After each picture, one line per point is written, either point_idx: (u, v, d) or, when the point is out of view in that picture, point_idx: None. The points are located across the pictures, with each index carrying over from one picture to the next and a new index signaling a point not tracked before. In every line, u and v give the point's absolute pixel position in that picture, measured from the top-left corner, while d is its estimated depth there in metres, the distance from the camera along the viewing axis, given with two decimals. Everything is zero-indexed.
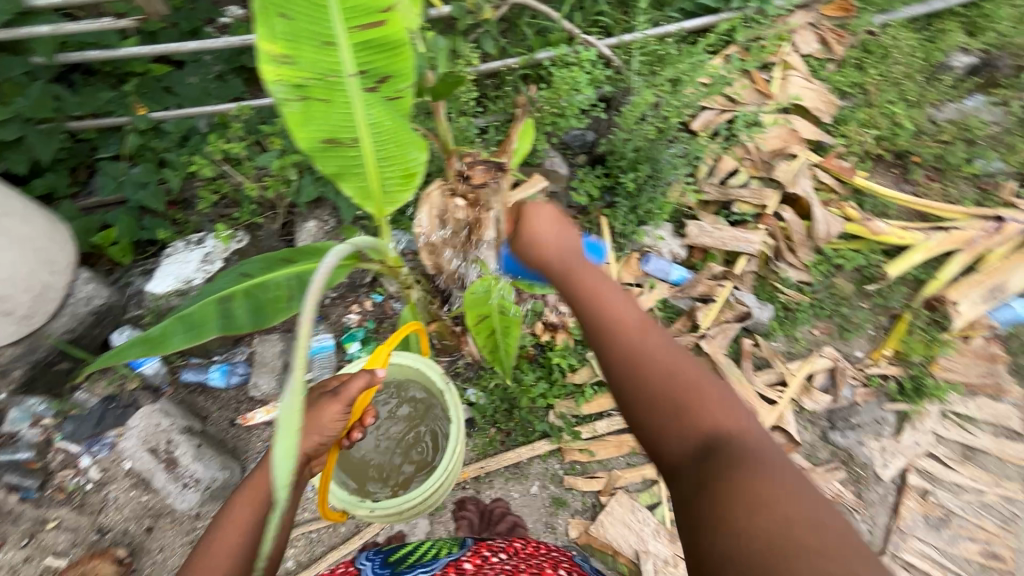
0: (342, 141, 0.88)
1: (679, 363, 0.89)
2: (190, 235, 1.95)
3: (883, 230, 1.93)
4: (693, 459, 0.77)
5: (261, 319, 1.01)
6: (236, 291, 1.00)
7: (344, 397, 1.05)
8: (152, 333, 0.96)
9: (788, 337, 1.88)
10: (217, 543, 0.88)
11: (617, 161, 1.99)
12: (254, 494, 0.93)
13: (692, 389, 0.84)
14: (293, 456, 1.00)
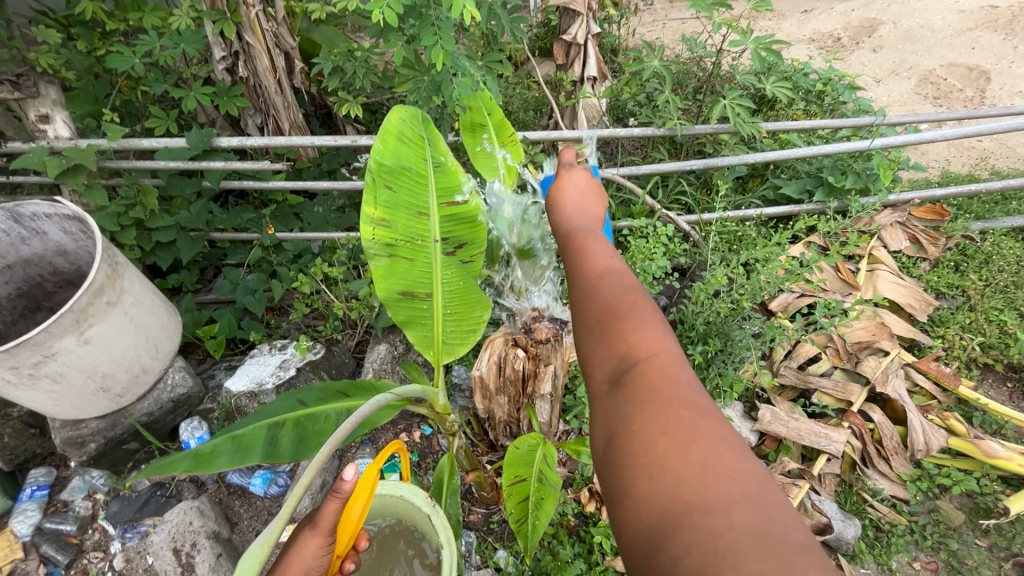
0: (414, 294, 0.99)
1: (623, 303, 0.78)
2: (277, 340, 2.13)
3: (999, 454, 1.67)
4: (611, 382, 0.70)
5: (301, 453, 0.99)
6: (286, 420, 1.02)
7: (322, 527, 0.83)
8: (201, 451, 0.94)
9: (880, 566, 1.59)
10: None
11: (686, 331, 1.98)
12: None
13: (645, 328, 0.73)
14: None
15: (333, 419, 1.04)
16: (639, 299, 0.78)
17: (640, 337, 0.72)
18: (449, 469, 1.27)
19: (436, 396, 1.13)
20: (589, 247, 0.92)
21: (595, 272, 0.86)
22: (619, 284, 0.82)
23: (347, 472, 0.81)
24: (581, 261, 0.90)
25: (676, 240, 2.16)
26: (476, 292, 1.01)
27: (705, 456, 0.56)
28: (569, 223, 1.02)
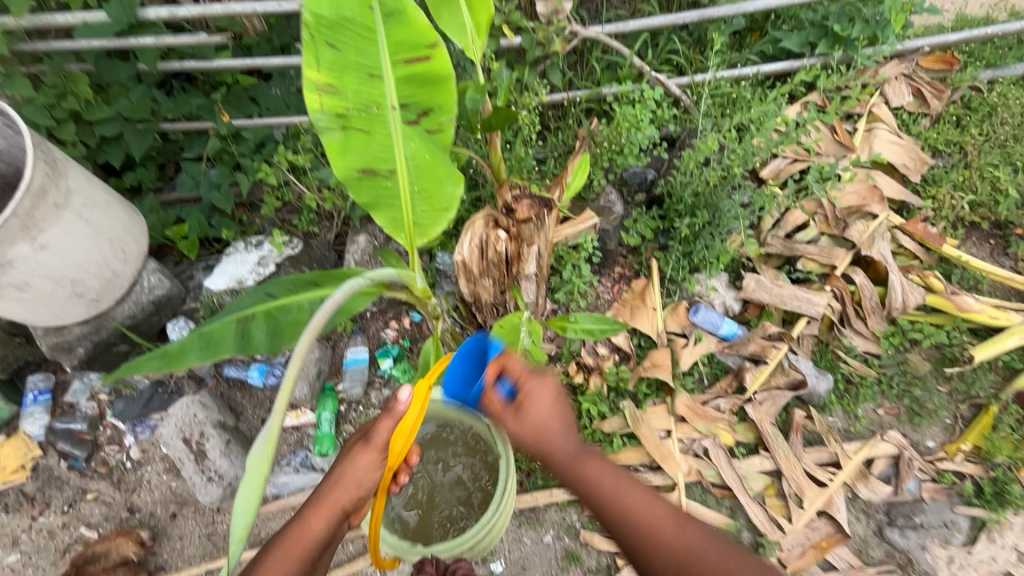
0: (375, 172, 0.92)
1: (649, 519, 0.90)
2: (251, 237, 2.05)
3: (971, 306, 1.73)
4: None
5: (276, 342, 0.99)
6: (257, 312, 0.99)
7: (375, 445, 0.99)
8: (172, 349, 0.93)
9: (847, 414, 1.71)
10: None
11: (674, 204, 1.91)
12: (288, 549, 0.93)
13: (659, 529, 0.89)
14: (329, 509, 0.97)
15: (305, 307, 1.02)
16: (656, 515, 0.90)
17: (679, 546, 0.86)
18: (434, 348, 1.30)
19: (413, 280, 1.10)
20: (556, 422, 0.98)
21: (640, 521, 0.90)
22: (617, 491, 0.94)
23: (403, 393, 0.99)
24: (562, 459, 0.97)
25: (665, 106, 2.00)
26: (441, 166, 0.94)
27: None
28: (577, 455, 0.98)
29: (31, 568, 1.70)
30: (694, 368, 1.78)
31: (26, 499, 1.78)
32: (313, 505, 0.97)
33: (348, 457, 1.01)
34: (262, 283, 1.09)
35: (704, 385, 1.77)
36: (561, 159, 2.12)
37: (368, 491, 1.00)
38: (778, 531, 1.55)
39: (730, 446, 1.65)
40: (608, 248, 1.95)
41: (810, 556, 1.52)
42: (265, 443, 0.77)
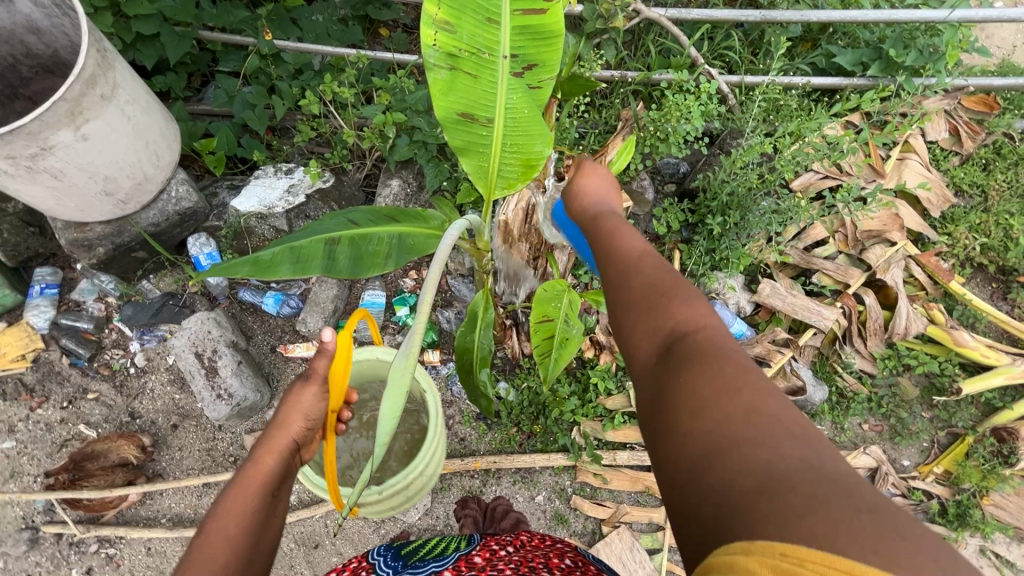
0: (473, 117, 0.94)
1: (666, 284, 0.75)
2: (281, 163, 2.02)
3: (967, 342, 1.81)
4: (653, 360, 0.69)
5: (359, 268, 1.04)
6: (342, 238, 1.04)
7: (317, 376, 1.04)
8: (263, 257, 0.98)
9: (835, 424, 1.80)
10: (214, 525, 0.80)
11: (707, 200, 1.94)
12: (250, 478, 0.88)
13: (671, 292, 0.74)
14: (280, 443, 0.96)
15: (385, 242, 1.07)
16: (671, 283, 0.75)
17: (658, 311, 0.72)
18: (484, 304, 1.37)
19: (483, 230, 1.19)
20: (621, 235, 0.91)
21: (626, 257, 0.85)
22: (652, 268, 0.80)
23: (326, 332, 1.01)
24: (614, 250, 0.89)
25: (715, 102, 2.00)
26: (538, 123, 0.94)
27: (720, 394, 0.57)
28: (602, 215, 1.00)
29: (25, 457, 1.70)
30: None
31: (24, 390, 1.76)
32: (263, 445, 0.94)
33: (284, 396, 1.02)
34: (337, 209, 1.12)
35: None
36: (601, 137, 2.11)
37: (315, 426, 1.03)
38: None
39: None
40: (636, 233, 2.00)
41: None
42: (407, 357, 0.82)
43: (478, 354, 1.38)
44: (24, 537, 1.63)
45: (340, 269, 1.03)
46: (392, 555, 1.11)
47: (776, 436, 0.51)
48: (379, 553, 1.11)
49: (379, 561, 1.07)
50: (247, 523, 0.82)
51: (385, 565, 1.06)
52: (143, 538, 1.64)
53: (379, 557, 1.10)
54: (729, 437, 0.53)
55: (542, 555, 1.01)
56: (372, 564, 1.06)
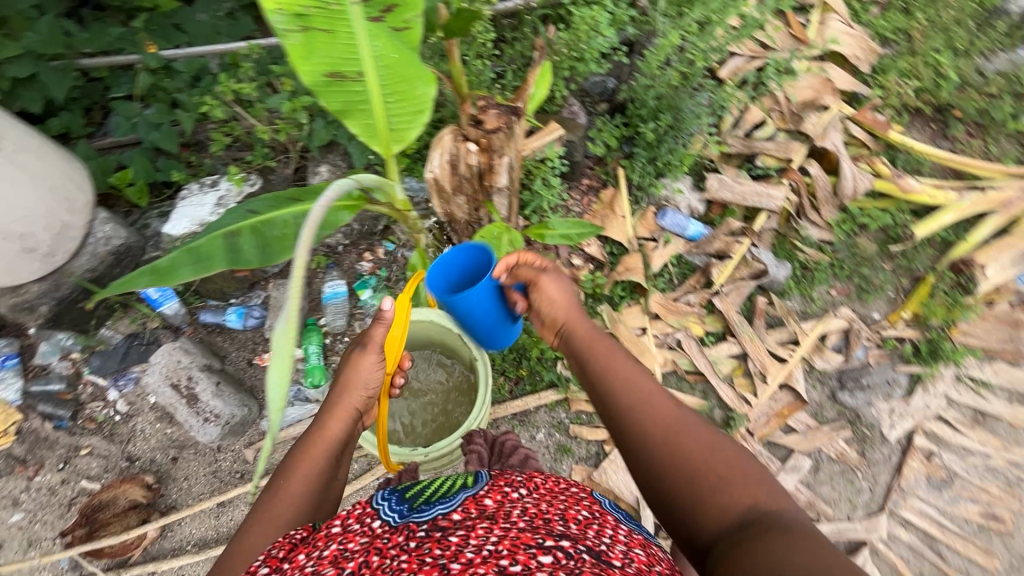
0: (344, 75, 0.91)
1: (711, 451, 0.85)
2: (205, 178, 1.96)
3: (913, 188, 1.87)
4: (719, 522, 0.78)
5: (268, 255, 1.05)
6: (241, 228, 1.04)
7: (372, 346, 1.15)
8: (161, 266, 0.98)
9: (804, 297, 1.84)
10: (278, 495, 0.98)
11: (637, 110, 1.91)
12: (311, 450, 1.06)
13: (717, 458, 0.84)
14: (343, 413, 1.12)
15: (289, 222, 1.08)
16: (706, 437, 0.87)
17: (731, 489, 0.80)
18: (422, 262, 1.45)
19: (393, 190, 1.16)
20: (631, 375, 0.99)
21: (653, 398, 0.95)
22: (688, 429, 0.88)
23: (387, 303, 1.14)
24: (631, 391, 0.97)
25: (623, 7, 1.94)
26: (413, 65, 0.93)
27: (798, 546, 0.66)
28: (597, 335, 1.09)
29: (37, 525, 1.72)
30: (664, 269, 1.87)
31: (16, 462, 1.76)
32: (328, 414, 1.11)
33: (350, 362, 1.16)
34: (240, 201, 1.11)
35: (674, 284, 1.86)
36: (520, 73, 2.05)
37: (372, 390, 1.17)
38: (746, 405, 1.71)
39: (700, 336, 1.79)
40: (575, 159, 1.97)
41: (773, 423, 1.70)
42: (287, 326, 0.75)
43: None
44: None
45: (245, 261, 1.03)
46: (398, 498, 0.93)
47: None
48: (382, 498, 0.93)
49: (384, 507, 0.89)
50: (306, 496, 0.99)
51: (389, 511, 0.88)
52: (174, 567, 1.69)
53: (384, 502, 0.92)
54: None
55: (558, 505, 0.90)
56: (376, 510, 0.88)
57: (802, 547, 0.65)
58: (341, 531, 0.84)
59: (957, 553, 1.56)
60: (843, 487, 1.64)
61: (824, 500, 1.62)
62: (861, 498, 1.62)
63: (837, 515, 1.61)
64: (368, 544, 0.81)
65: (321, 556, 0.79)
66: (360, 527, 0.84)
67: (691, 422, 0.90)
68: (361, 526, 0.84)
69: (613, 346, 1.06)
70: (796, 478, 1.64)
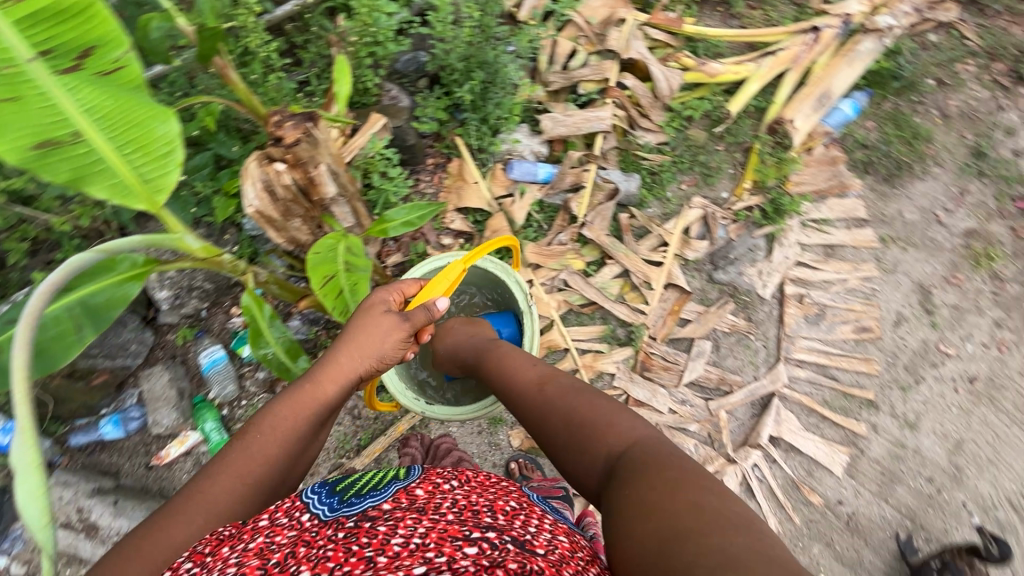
0: (60, 139, 0.87)
1: (589, 414, 0.94)
2: (15, 294, 1.73)
3: (718, 71, 2.01)
4: (598, 475, 0.85)
5: (43, 363, 1.04)
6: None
7: (405, 323, 1.12)
8: None
9: (660, 200, 1.95)
10: (249, 448, 0.94)
11: (451, 75, 1.89)
12: (298, 405, 0.99)
13: (597, 421, 0.92)
14: (342, 377, 1.05)
15: (59, 316, 1.05)
16: (588, 405, 0.96)
17: (603, 442, 0.88)
18: (255, 301, 1.24)
19: (181, 242, 1.09)
20: (519, 376, 1.13)
21: (534, 389, 1.07)
22: (572, 402, 0.98)
23: (443, 303, 1.16)
24: (519, 389, 1.10)
25: None
26: (140, 106, 0.93)
27: (661, 485, 0.72)
28: (490, 354, 1.25)
29: None
30: (531, 218, 1.91)
31: None
32: (324, 372, 1.04)
33: (370, 321, 1.10)
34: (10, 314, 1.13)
35: (544, 229, 1.90)
36: (325, 74, 1.96)
37: (382, 362, 1.10)
38: (641, 315, 1.80)
39: (582, 268, 1.85)
40: (410, 143, 1.93)
41: (669, 322, 1.81)
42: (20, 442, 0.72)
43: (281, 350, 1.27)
44: None
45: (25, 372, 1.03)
46: (328, 490, 0.89)
47: (717, 518, 0.64)
48: (312, 491, 0.89)
49: (313, 499, 0.86)
50: (280, 456, 0.96)
51: (319, 503, 0.85)
52: None
53: (313, 495, 0.88)
54: (684, 522, 0.64)
55: (489, 495, 0.89)
56: (304, 502, 0.84)
57: (665, 487, 0.71)
58: (268, 524, 0.81)
59: (845, 371, 1.77)
60: (743, 353, 1.79)
61: (730, 371, 1.77)
62: (760, 357, 1.79)
63: (745, 380, 1.77)
64: (296, 538, 0.78)
65: (247, 548, 0.76)
66: (288, 520, 0.81)
67: (576, 393, 0.99)
68: (288, 520, 0.81)
69: (516, 358, 1.20)
70: (702, 362, 1.77)
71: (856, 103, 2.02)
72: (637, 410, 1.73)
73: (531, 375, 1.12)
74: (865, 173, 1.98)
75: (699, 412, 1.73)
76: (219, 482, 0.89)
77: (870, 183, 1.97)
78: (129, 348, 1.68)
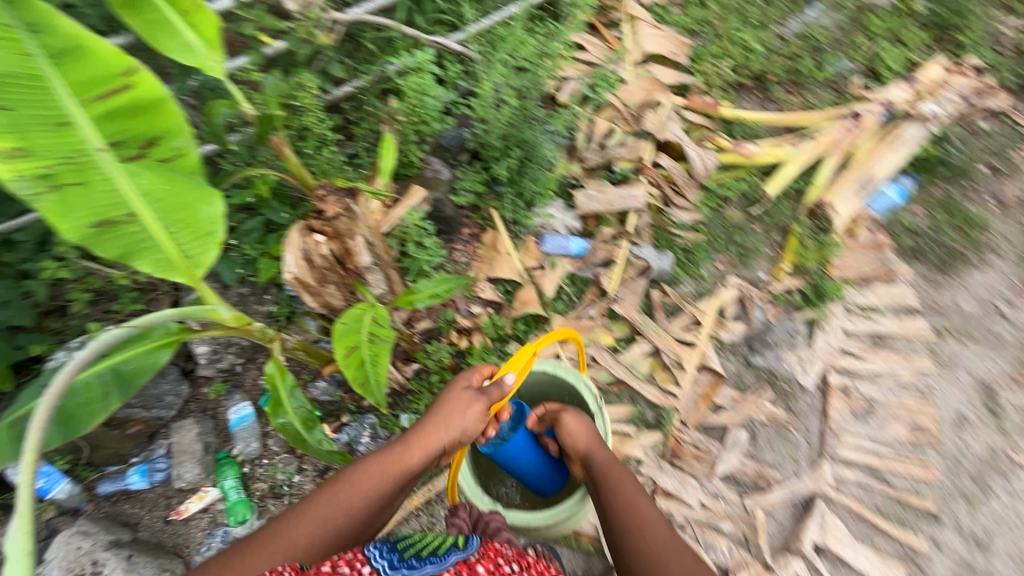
0: (114, 220, 0.96)
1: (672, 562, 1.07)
2: (72, 341, 1.85)
3: (755, 153, 2.02)
4: None
5: (68, 430, 1.12)
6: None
7: (485, 399, 1.17)
8: None
9: (694, 278, 1.91)
10: (333, 497, 1.05)
11: (490, 152, 1.98)
12: (384, 466, 1.09)
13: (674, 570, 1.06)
14: (428, 445, 1.12)
15: (89, 383, 1.14)
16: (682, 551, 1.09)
17: None
18: (280, 370, 1.28)
19: (215, 312, 1.19)
20: (623, 487, 1.20)
21: (634, 506, 1.17)
22: (657, 540, 1.11)
23: (510, 376, 1.20)
24: (614, 493, 1.20)
25: (449, 66, 2.05)
26: (191, 191, 1.02)
27: None
28: (610, 463, 1.26)
29: None
30: (561, 290, 1.90)
31: None
32: (415, 440, 1.12)
33: (459, 399, 1.17)
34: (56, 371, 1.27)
35: (574, 301, 1.88)
36: (374, 147, 2.09)
37: (466, 436, 1.16)
38: (673, 398, 1.73)
39: (612, 344, 1.81)
40: (447, 214, 2.01)
41: (702, 407, 1.72)
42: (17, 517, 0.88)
43: (297, 420, 1.27)
44: None
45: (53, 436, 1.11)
46: (390, 547, 1.01)
47: None
48: (374, 546, 1.00)
49: (376, 555, 0.97)
50: (361, 509, 1.06)
51: (381, 559, 0.96)
52: None
53: (377, 552, 0.99)
54: None
55: None
56: (365, 555, 0.96)
57: None
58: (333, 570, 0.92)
59: (899, 476, 1.61)
60: (783, 446, 1.67)
61: (768, 465, 1.65)
62: (801, 452, 1.66)
63: (785, 476, 1.64)
64: None
65: None
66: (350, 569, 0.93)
67: (657, 524, 1.13)
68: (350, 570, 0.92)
69: (626, 473, 1.24)
70: (737, 453, 1.66)
71: (902, 188, 1.96)
72: (666, 501, 1.62)
73: (630, 483, 1.22)
74: (915, 259, 1.89)
75: (733, 510, 1.61)
76: (306, 521, 1.02)
77: (921, 270, 1.87)
78: (164, 399, 1.74)
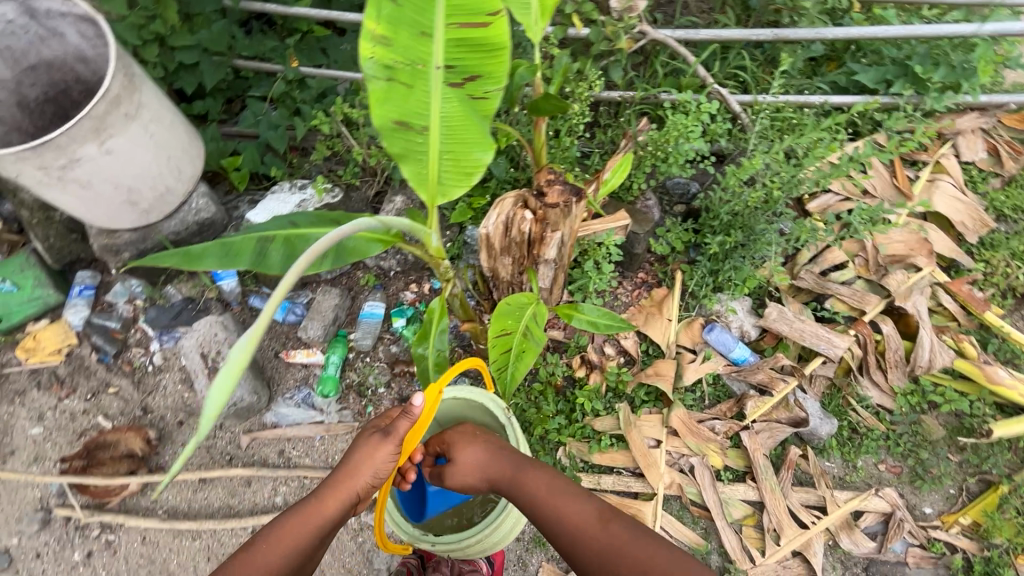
0: (410, 126, 1.03)
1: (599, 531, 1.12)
2: (298, 179, 2.16)
3: (1002, 380, 1.68)
4: None
5: (290, 267, 1.14)
6: (277, 237, 1.15)
7: (393, 436, 1.16)
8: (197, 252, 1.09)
9: (846, 462, 1.69)
10: (275, 541, 1.07)
11: (710, 220, 1.87)
12: (305, 517, 1.10)
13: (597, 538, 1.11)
14: (342, 495, 1.13)
15: (320, 241, 1.16)
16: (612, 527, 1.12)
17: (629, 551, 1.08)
18: (440, 310, 1.41)
19: (429, 237, 1.21)
20: (536, 489, 1.20)
21: (545, 493, 1.19)
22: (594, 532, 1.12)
23: (418, 399, 1.15)
24: (531, 496, 1.20)
25: (720, 120, 1.97)
26: (474, 132, 1.05)
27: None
28: (520, 469, 1.23)
29: (48, 443, 1.85)
30: (697, 386, 1.77)
31: (56, 380, 1.93)
32: (331, 491, 1.13)
33: (364, 444, 1.16)
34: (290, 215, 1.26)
35: (705, 404, 1.76)
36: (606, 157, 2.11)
37: (379, 478, 1.17)
38: (749, 561, 1.58)
39: (718, 469, 1.67)
40: (634, 252, 1.92)
41: None
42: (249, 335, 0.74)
43: (431, 358, 1.42)
44: (38, 517, 1.75)
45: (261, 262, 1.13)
46: None
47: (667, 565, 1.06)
48: None
49: None
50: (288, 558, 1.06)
51: None
52: (139, 526, 1.74)
53: None
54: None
55: None
56: None
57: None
58: None
59: None
60: None
61: None
62: None
63: None
64: None
65: None
66: None
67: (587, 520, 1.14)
68: None
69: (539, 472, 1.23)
70: None
71: None
72: None
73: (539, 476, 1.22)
74: None
75: None
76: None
77: None
78: None
